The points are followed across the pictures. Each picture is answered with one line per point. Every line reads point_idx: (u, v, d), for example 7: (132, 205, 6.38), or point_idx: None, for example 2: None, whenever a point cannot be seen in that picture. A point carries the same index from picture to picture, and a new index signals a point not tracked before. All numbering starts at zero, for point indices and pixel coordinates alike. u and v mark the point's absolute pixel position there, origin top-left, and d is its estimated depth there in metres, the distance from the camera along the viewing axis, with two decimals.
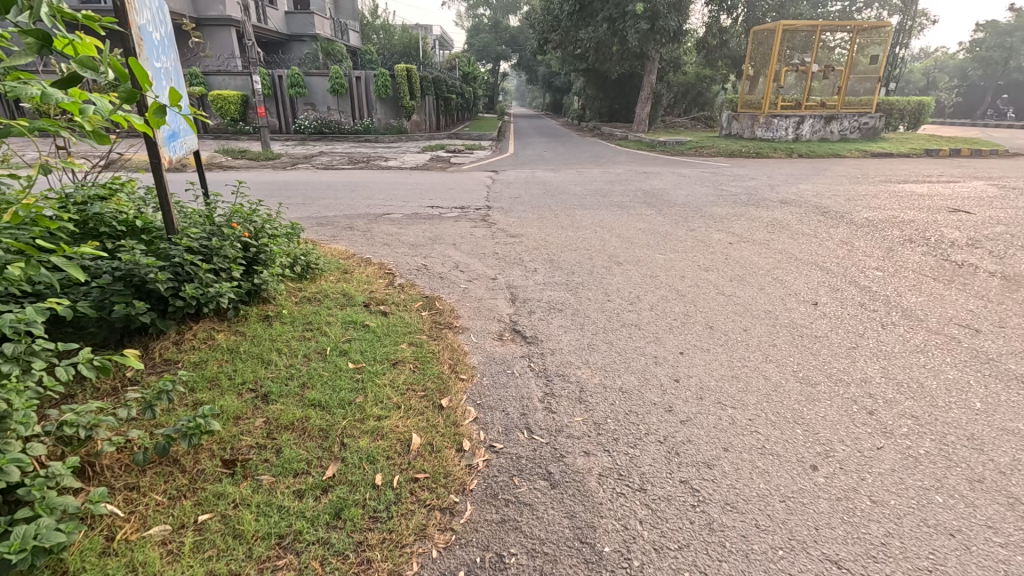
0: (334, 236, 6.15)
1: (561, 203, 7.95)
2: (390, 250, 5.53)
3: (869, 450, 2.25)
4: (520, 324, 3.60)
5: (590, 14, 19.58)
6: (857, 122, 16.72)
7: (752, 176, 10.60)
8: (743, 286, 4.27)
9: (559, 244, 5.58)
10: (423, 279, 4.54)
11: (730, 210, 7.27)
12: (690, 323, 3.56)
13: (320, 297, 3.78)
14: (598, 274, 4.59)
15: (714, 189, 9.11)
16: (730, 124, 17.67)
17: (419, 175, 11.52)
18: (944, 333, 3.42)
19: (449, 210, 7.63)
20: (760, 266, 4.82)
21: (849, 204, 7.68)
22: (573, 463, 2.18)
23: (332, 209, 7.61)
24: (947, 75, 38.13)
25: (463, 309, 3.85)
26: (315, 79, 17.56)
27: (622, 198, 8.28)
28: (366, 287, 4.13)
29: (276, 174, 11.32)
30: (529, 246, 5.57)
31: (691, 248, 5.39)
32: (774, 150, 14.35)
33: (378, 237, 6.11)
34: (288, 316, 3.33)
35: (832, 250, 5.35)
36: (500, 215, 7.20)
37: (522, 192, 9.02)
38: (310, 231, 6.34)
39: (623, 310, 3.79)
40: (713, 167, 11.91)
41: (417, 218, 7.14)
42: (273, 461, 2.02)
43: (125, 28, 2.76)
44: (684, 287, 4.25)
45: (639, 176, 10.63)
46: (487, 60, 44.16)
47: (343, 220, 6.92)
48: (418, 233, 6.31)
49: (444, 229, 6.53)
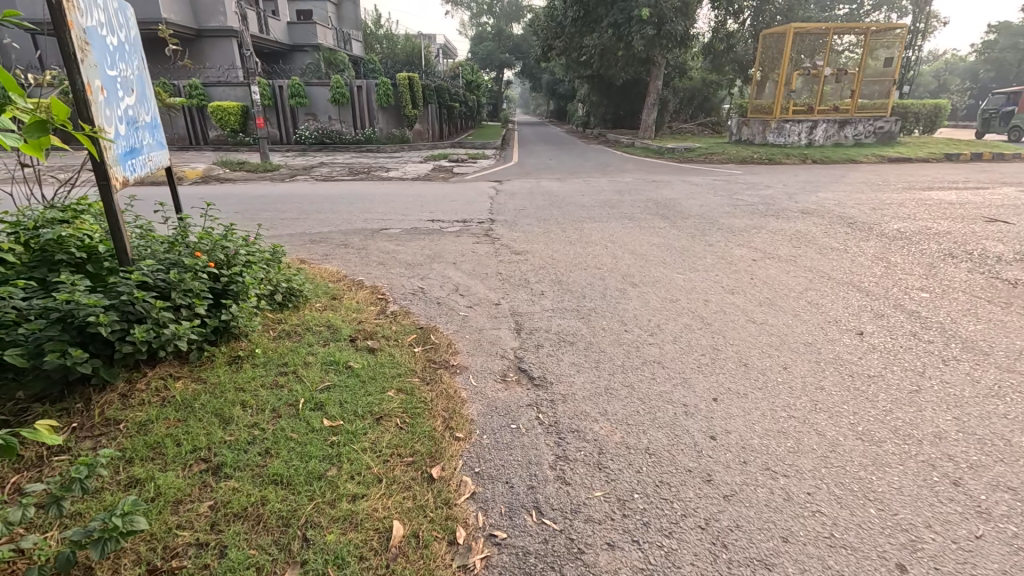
0: (326, 255, 5.76)
1: (568, 215, 7.52)
2: (386, 271, 5.13)
3: (968, 542, 1.80)
4: (526, 362, 3.15)
5: (594, 20, 19.26)
6: (872, 127, 16.15)
7: (767, 183, 10.14)
8: (775, 312, 3.82)
9: (568, 263, 5.16)
10: (420, 305, 4.14)
11: (749, 222, 6.82)
12: (722, 360, 3.10)
13: (302, 330, 3.38)
14: (612, 298, 4.15)
15: (728, 198, 8.67)
16: (740, 130, 17.25)
17: (420, 186, 11.17)
18: (1018, 371, 2.95)
19: (449, 224, 7.25)
20: (791, 287, 4.38)
21: (876, 214, 7.20)
22: (595, 561, 1.75)
23: (327, 224, 7.24)
24: (957, 78, 37.56)
25: (462, 343, 3.42)
26: (316, 89, 17.29)
27: (632, 209, 7.84)
28: (354, 318, 3.72)
29: (274, 187, 11.01)
30: (535, 265, 5.15)
31: (711, 267, 4.94)
32: (787, 156, 13.90)
33: (373, 256, 5.72)
34: (261, 357, 2.92)
35: (867, 267, 4.89)
36: (504, 229, 6.80)
37: (527, 203, 8.63)
38: (302, 249, 5.95)
39: (642, 343, 3.36)
40: (724, 174, 11.47)
41: (416, 233, 6.76)
42: (214, 569, 1.60)
43: (64, 29, 2.35)
44: (709, 314, 3.81)
45: (649, 185, 10.21)
46: (492, 68, 44.14)
47: (338, 237, 6.54)
48: (417, 251, 5.91)
49: (444, 245, 6.13)
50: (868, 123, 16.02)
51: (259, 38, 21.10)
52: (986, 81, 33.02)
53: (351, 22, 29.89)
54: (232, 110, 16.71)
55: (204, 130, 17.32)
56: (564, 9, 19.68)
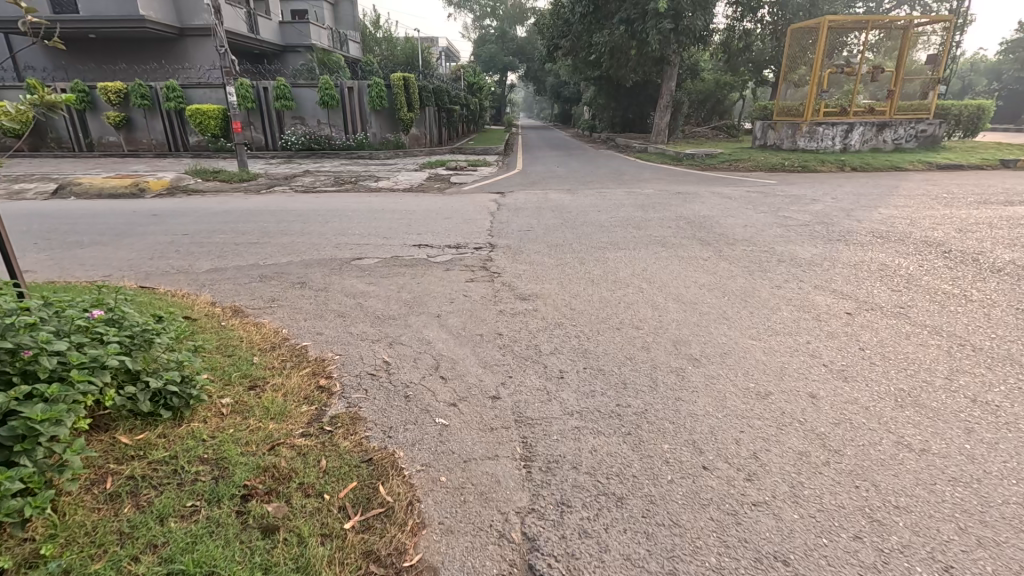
0: (272, 302, 4.39)
1: (585, 239, 6.15)
2: (343, 328, 3.76)
3: None
4: (543, 557, 1.76)
5: (605, 16, 17.89)
6: (914, 130, 14.62)
7: (811, 197, 8.74)
8: (936, 425, 2.42)
9: (597, 318, 3.77)
10: (379, 400, 2.75)
11: (814, 252, 5.41)
12: (900, 561, 1.70)
13: (167, 475, 2.04)
14: (669, 392, 2.75)
15: (774, 217, 7.27)
16: (765, 134, 15.67)
17: (411, 198, 9.82)
18: None
19: (439, 251, 5.89)
20: (929, 368, 2.97)
21: (967, 239, 5.78)
22: None
23: (287, 252, 5.91)
24: (985, 78, 36.23)
25: (433, 499, 2.03)
26: (303, 90, 15.98)
27: (662, 231, 6.46)
28: (267, 438, 2.36)
29: (247, 200, 9.72)
30: (548, 321, 3.77)
31: (795, 327, 3.55)
32: (822, 163, 12.51)
33: (334, 301, 4.35)
34: (46, 569, 1.58)
35: (1016, 329, 3.46)
36: (506, 259, 5.45)
37: (534, 221, 7.28)
38: (244, 292, 4.61)
39: (741, 505, 1.96)
40: (757, 185, 10.10)
41: (396, 265, 5.41)
42: None
43: None
44: (836, 428, 2.41)
45: (674, 198, 8.84)
46: (495, 71, 43.01)
47: (298, 272, 5.17)
48: (393, 293, 4.54)
49: (429, 284, 4.75)
50: (909, 126, 14.51)
51: (247, 38, 19.85)
52: (1012, 82, 31.80)
53: (348, 23, 28.74)
54: (212, 114, 15.43)
55: (184, 136, 16.12)
56: (573, 5, 18.37)
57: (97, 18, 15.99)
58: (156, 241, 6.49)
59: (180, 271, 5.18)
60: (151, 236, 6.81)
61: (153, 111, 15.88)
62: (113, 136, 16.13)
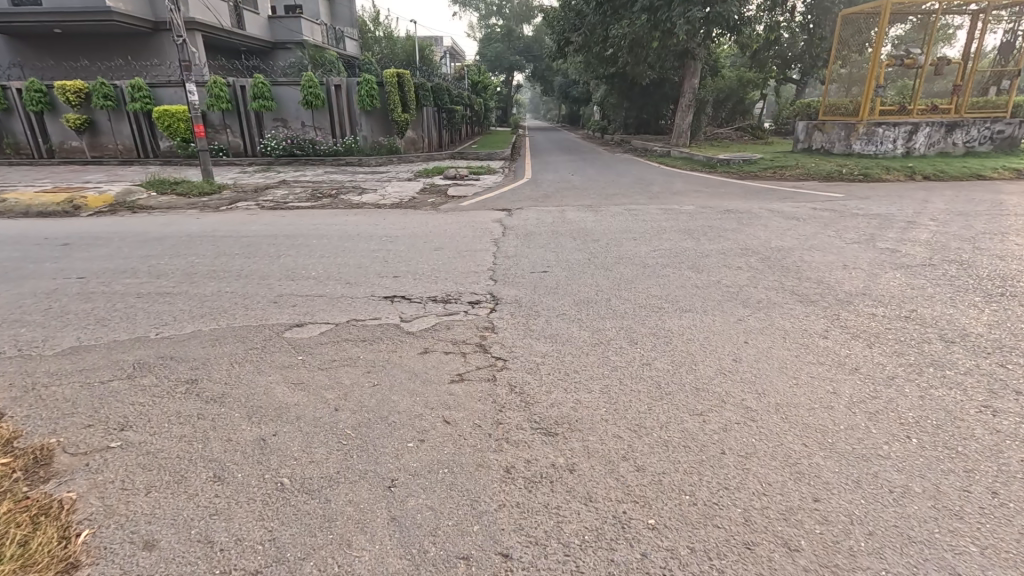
0: (121, 431, 2.58)
1: (625, 290, 4.34)
2: (203, 529, 1.94)
3: None
4: None
5: (623, 5, 15.99)
6: (988, 131, 12.58)
7: (905, 218, 6.84)
8: None
9: (696, 507, 1.95)
10: None
11: (987, 322, 3.54)
12: None
13: None
14: None
15: (875, 250, 5.39)
16: (810, 136, 13.77)
17: (397, 217, 8.01)
18: None
19: (417, 311, 4.08)
20: None
21: None
22: None
23: (198, 313, 4.11)
24: None
25: None
26: (285, 89, 14.22)
27: (734, 276, 4.61)
28: None
29: (198, 220, 8.01)
30: (600, 514, 1.94)
31: None
32: (887, 170, 10.58)
33: (220, 435, 2.53)
34: None
35: None
36: (514, 330, 3.62)
37: (551, 255, 5.48)
38: (88, 405, 2.81)
39: None
40: (822, 200, 8.22)
41: (351, 338, 3.60)
42: None
43: None
44: None
45: (725, 219, 7.01)
46: (501, 70, 41.42)
47: (196, 356, 3.37)
48: (326, 408, 2.73)
49: (391, 385, 2.94)
50: (982, 125, 12.45)
51: (231, 33, 18.18)
52: None
53: (346, 20, 26.63)
54: (182, 116, 13.78)
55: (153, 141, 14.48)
56: None
57: (58, 11, 14.33)
58: (32, 289, 4.74)
59: (20, 355, 3.42)
60: (35, 279, 5.07)
61: (117, 113, 14.21)
62: (75, 140, 14.51)
